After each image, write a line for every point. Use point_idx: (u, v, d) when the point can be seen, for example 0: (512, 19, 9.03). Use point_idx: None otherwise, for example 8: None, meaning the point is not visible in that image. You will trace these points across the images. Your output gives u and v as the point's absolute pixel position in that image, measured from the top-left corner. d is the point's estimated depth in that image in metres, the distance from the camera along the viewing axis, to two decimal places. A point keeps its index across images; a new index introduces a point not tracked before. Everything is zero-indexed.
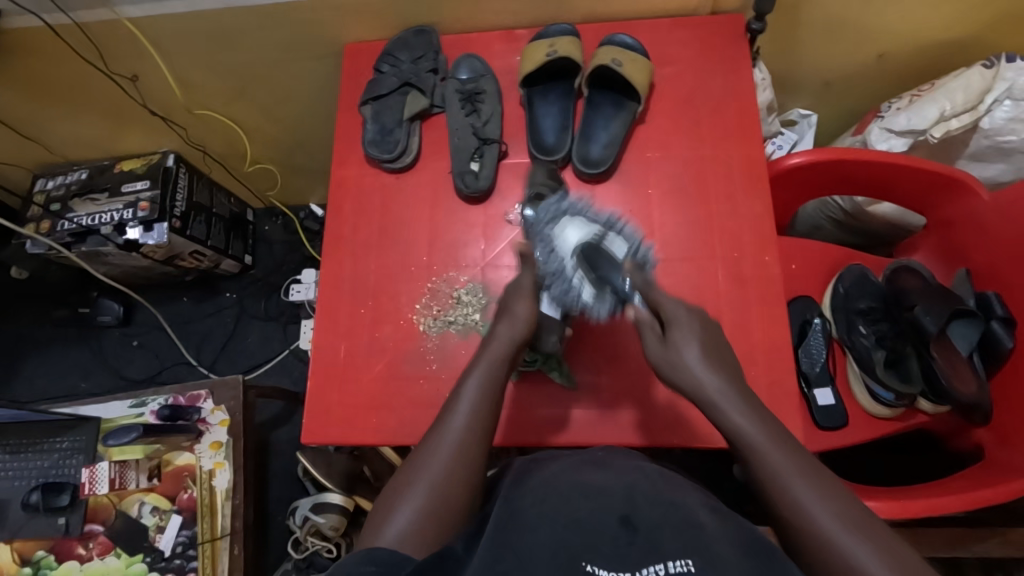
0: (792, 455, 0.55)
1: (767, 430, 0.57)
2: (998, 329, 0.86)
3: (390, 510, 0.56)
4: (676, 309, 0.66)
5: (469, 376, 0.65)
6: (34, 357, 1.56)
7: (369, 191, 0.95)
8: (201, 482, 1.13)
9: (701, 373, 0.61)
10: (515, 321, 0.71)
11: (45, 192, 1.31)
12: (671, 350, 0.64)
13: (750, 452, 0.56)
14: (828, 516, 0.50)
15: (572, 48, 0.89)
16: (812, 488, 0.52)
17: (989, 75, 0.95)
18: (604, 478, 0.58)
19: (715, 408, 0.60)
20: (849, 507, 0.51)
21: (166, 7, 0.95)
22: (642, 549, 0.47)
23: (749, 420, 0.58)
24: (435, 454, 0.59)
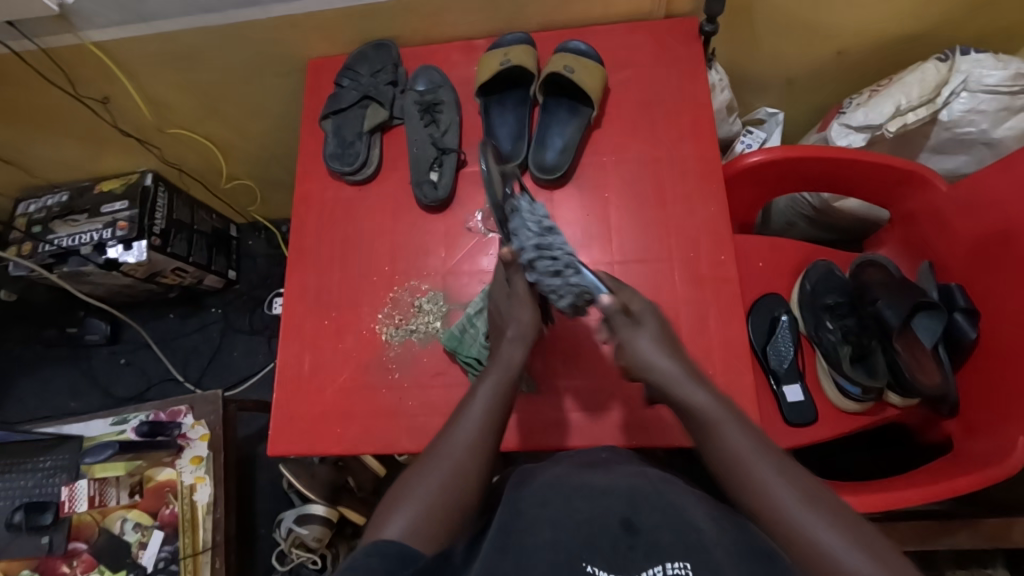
0: (747, 432, 0.63)
1: (725, 408, 0.65)
2: (961, 321, 0.86)
3: (396, 506, 0.59)
4: (644, 309, 0.73)
5: (481, 383, 0.71)
6: (24, 378, 1.58)
7: (332, 204, 0.96)
8: (181, 497, 1.13)
9: (657, 358, 0.69)
10: (521, 324, 0.75)
11: (27, 215, 1.33)
12: (627, 337, 0.71)
13: (714, 424, 0.64)
14: (774, 477, 0.58)
15: (525, 56, 0.91)
16: (765, 458, 0.60)
17: (945, 68, 0.97)
18: (610, 481, 0.61)
19: (718, 429, 0.63)
20: (788, 469, 0.59)
21: (131, 30, 0.97)
22: (642, 549, 0.50)
23: (714, 402, 0.66)
24: (444, 456, 0.63)
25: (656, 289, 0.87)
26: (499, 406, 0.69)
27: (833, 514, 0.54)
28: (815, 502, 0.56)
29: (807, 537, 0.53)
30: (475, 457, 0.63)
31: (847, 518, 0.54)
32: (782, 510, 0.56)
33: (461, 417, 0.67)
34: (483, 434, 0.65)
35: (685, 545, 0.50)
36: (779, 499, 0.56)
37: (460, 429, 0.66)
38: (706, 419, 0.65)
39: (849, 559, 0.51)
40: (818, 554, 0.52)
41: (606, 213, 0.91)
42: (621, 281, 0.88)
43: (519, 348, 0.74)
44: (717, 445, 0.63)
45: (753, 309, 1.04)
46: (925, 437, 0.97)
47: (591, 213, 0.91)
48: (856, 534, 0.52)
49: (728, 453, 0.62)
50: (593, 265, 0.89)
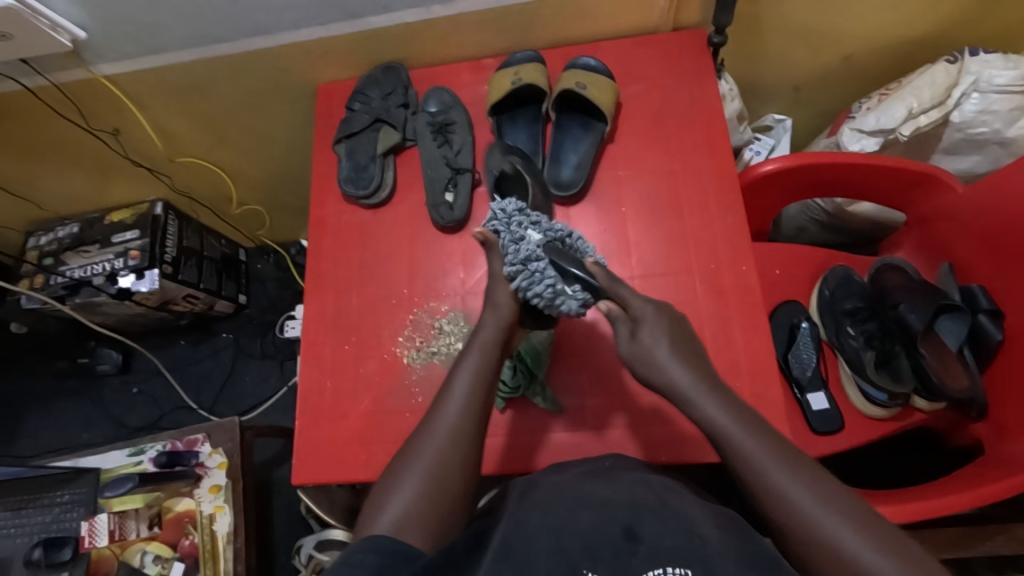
0: (753, 434, 0.62)
1: (704, 382, 0.67)
2: (986, 322, 0.85)
3: (386, 501, 0.59)
4: (644, 307, 0.71)
5: (462, 364, 0.70)
6: (36, 411, 1.57)
7: (348, 228, 0.97)
8: (201, 527, 1.11)
9: (672, 366, 0.68)
10: (496, 307, 0.75)
11: (38, 248, 1.33)
12: (641, 347, 0.70)
13: (688, 403, 0.67)
14: (759, 449, 0.61)
15: (536, 74, 0.92)
16: (751, 433, 0.62)
17: (954, 69, 0.97)
18: (609, 490, 0.58)
19: (691, 402, 0.66)
20: (767, 436, 0.62)
21: (141, 63, 0.98)
22: (643, 558, 0.49)
23: (718, 408, 0.65)
24: (431, 443, 0.63)
25: (678, 303, 0.86)
26: (483, 387, 0.68)
27: (817, 484, 0.57)
28: (795, 467, 0.59)
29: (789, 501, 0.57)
30: (459, 444, 0.63)
31: (829, 487, 0.58)
32: (764, 476, 0.59)
33: (444, 401, 0.67)
34: (465, 421, 0.65)
35: (688, 557, 0.48)
36: (768, 468, 0.59)
37: (444, 414, 0.65)
38: (680, 395, 0.67)
39: (832, 524, 0.54)
40: (805, 520, 0.56)
41: (623, 227, 0.91)
42: (642, 296, 0.87)
43: (492, 328, 0.73)
44: (699, 416, 0.66)
45: (772, 318, 1.04)
46: (955, 440, 0.96)
47: (609, 228, 0.91)
48: (838, 501, 0.56)
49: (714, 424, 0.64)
50: (612, 278, 0.89)
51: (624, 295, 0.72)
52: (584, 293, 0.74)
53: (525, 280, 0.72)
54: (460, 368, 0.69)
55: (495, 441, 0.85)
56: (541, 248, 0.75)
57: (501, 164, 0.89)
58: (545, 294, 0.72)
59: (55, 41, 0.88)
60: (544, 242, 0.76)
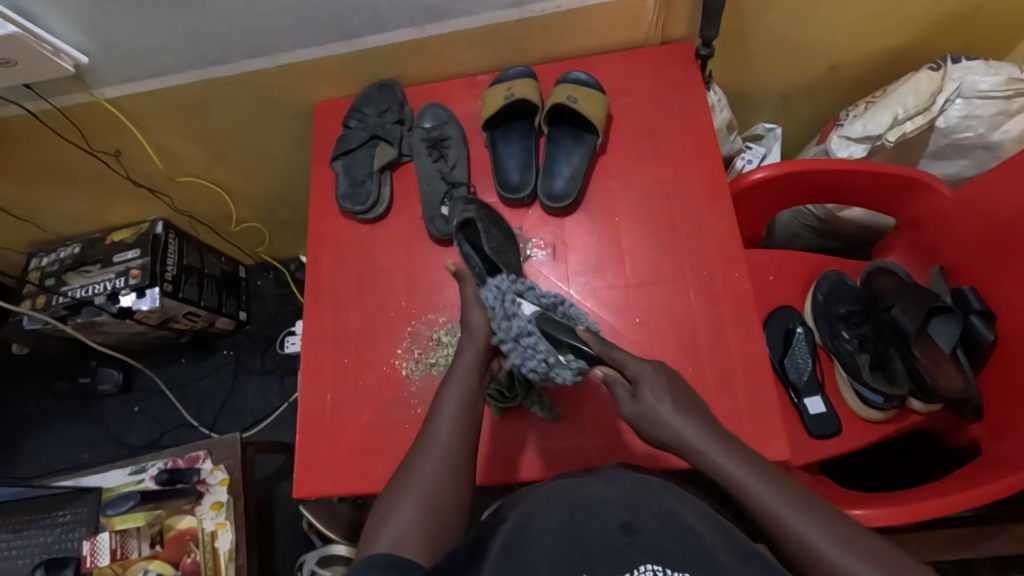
0: (730, 449, 0.66)
1: (712, 434, 0.68)
2: (977, 323, 0.85)
3: (385, 519, 0.61)
4: (640, 366, 0.72)
5: (445, 390, 0.72)
6: (37, 432, 1.57)
7: (346, 243, 0.98)
8: (203, 545, 1.11)
9: (678, 422, 0.68)
10: (472, 332, 0.78)
11: (40, 269, 1.34)
12: (643, 407, 0.70)
13: (696, 456, 0.67)
14: (775, 497, 0.62)
15: (528, 89, 0.94)
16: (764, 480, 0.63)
17: (938, 76, 0.99)
18: (606, 488, 0.59)
19: (699, 454, 0.67)
20: (775, 479, 0.63)
21: (141, 85, 1.00)
22: (640, 552, 0.50)
23: (728, 458, 0.65)
24: (420, 467, 0.65)
25: (672, 310, 0.87)
26: (466, 407, 0.70)
27: (826, 518, 0.59)
28: (803, 505, 0.61)
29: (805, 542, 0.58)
30: (447, 463, 0.65)
31: (840, 522, 0.59)
32: (781, 519, 0.60)
33: (431, 422, 0.69)
34: (451, 441, 0.67)
35: (687, 557, 0.49)
36: (782, 515, 0.60)
37: (431, 436, 0.68)
38: (685, 447, 0.68)
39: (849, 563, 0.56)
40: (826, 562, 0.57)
41: (616, 237, 0.92)
42: (637, 304, 0.88)
43: (472, 352, 0.76)
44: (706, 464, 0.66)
45: (768, 323, 1.05)
46: (953, 440, 0.96)
47: (603, 238, 0.92)
48: (849, 538, 0.58)
49: (722, 473, 0.65)
50: (605, 286, 0.90)
51: (620, 356, 0.73)
52: (577, 362, 0.77)
53: (521, 357, 0.76)
54: (444, 391, 0.72)
55: (495, 451, 0.85)
56: (532, 323, 0.78)
57: (463, 211, 0.89)
58: (538, 369, 0.76)
59: (58, 66, 0.90)
60: (536, 314, 0.80)
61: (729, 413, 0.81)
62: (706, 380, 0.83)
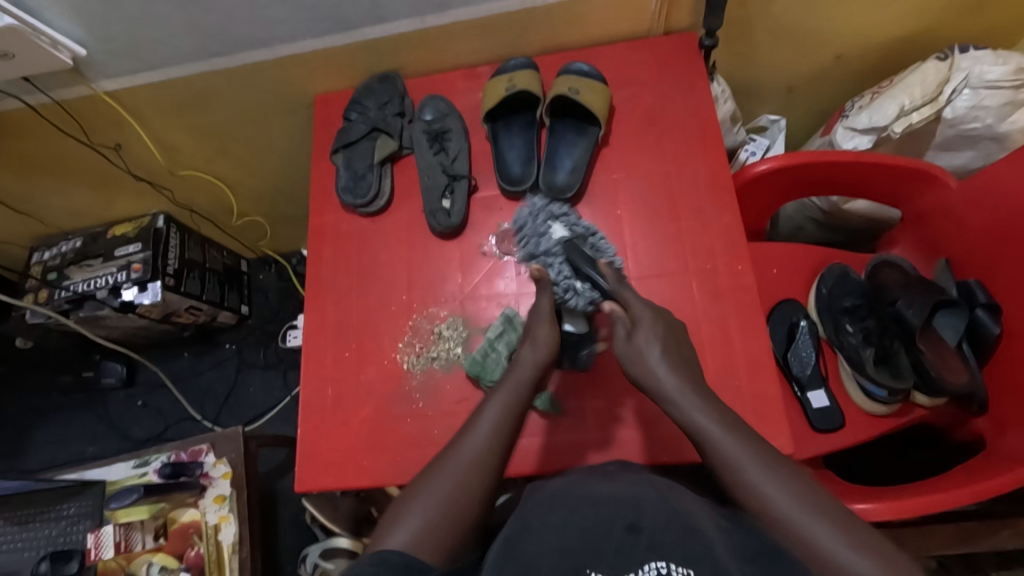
0: (717, 414, 0.63)
1: (692, 388, 0.66)
2: (983, 317, 0.84)
3: (403, 515, 0.59)
4: (643, 311, 0.73)
5: (492, 396, 0.70)
6: (41, 426, 1.57)
7: (347, 236, 0.98)
8: (207, 537, 1.12)
9: (660, 369, 0.68)
10: (537, 343, 0.76)
11: (42, 263, 1.34)
12: (633, 347, 0.70)
13: (670, 404, 0.66)
14: (741, 451, 0.60)
15: (530, 80, 0.93)
16: (733, 435, 0.61)
17: (945, 66, 0.98)
18: (611, 488, 0.59)
19: (674, 404, 0.65)
20: (747, 437, 0.61)
21: (140, 78, 1.00)
22: (646, 549, 0.49)
23: (707, 417, 0.63)
24: (452, 466, 0.63)
25: (676, 304, 0.86)
26: (509, 421, 0.68)
27: (796, 484, 0.57)
28: (776, 469, 0.58)
29: (765, 499, 0.56)
30: (481, 470, 0.63)
31: (809, 488, 0.57)
32: (743, 474, 0.58)
33: (472, 426, 0.67)
34: (492, 449, 0.65)
35: (690, 555, 0.48)
36: (746, 469, 0.58)
37: (474, 436, 0.66)
38: (665, 395, 0.67)
39: (807, 522, 0.54)
40: (782, 521, 0.55)
41: (619, 230, 0.91)
42: (640, 297, 0.88)
43: (529, 363, 0.74)
44: (686, 421, 0.64)
45: (771, 317, 1.04)
46: (957, 435, 0.95)
47: (606, 231, 0.91)
48: (812, 500, 0.56)
49: (697, 429, 0.63)
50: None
51: (624, 298, 0.75)
52: (592, 292, 0.82)
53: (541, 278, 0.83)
54: (492, 399, 0.70)
55: None
56: (558, 248, 0.84)
57: (535, 193, 0.92)
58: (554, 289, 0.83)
59: (56, 59, 0.89)
60: (565, 240, 0.85)
61: (732, 406, 0.81)
62: (709, 373, 0.83)
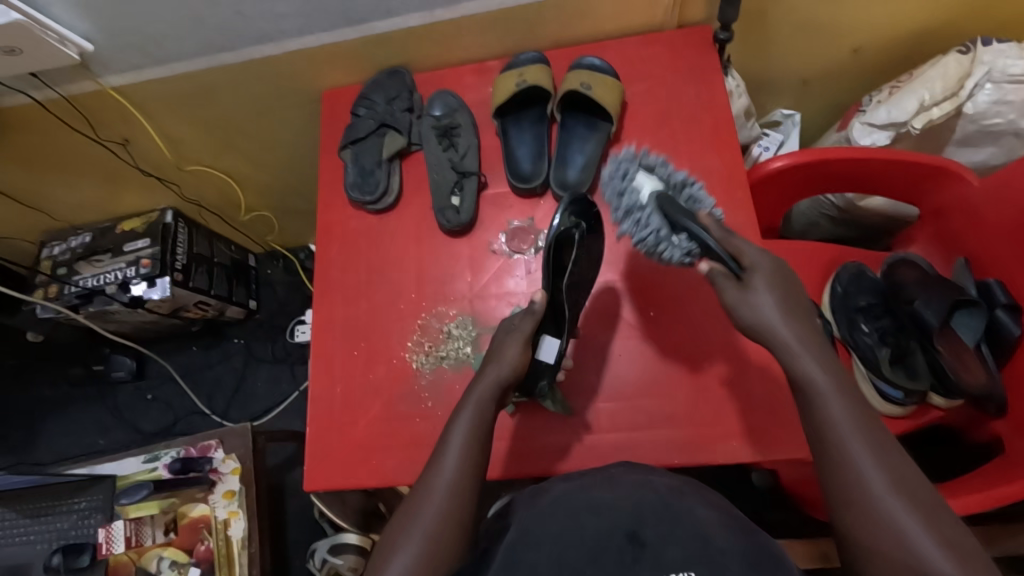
0: (821, 361, 0.62)
1: (805, 337, 0.63)
2: (1003, 317, 0.83)
3: (390, 552, 0.56)
4: (755, 259, 0.67)
5: (458, 416, 0.67)
6: (52, 419, 1.58)
7: (355, 233, 0.97)
8: (216, 532, 1.11)
9: (778, 322, 0.64)
10: (501, 362, 0.71)
11: (51, 257, 1.34)
12: (747, 296, 0.65)
13: (777, 346, 0.64)
14: (841, 413, 0.59)
15: (540, 75, 0.92)
16: (841, 399, 0.60)
17: (967, 60, 0.95)
18: (613, 492, 0.55)
19: (788, 349, 0.63)
20: (853, 402, 0.60)
21: (147, 73, 0.99)
22: (649, 564, 0.48)
23: (820, 368, 0.61)
24: (430, 492, 0.61)
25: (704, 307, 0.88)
26: (478, 436, 0.66)
27: (887, 455, 0.56)
28: (874, 441, 0.57)
29: (857, 471, 0.56)
30: (458, 493, 0.60)
31: (901, 467, 0.56)
32: (843, 445, 0.58)
33: (440, 457, 0.64)
34: (469, 467, 0.63)
35: (694, 560, 0.48)
36: (845, 435, 0.58)
37: (446, 464, 0.63)
38: (768, 340, 0.65)
39: (888, 502, 0.53)
40: (861, 486, 0.55)
41: None
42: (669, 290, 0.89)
43: (492, 380, 0.70)
44: (790, 364, 0.63)
45: None
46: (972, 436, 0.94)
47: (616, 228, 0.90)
48: (920, 500, 0.53)
49: (805, 377, 0.62)
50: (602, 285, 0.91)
51: (736, 244, 0.68)
52: (689, 244, 0.72)
53: (634, 226, 0.76)
54: (456, 420, 0.67)
55: (509, 445, 0.85)
56: (651, 202, 0.75)
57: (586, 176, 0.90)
58: (652, 238, 0.74)
59: (64, 54, 0.89)
60: (655, 194, 0.76)
61: None
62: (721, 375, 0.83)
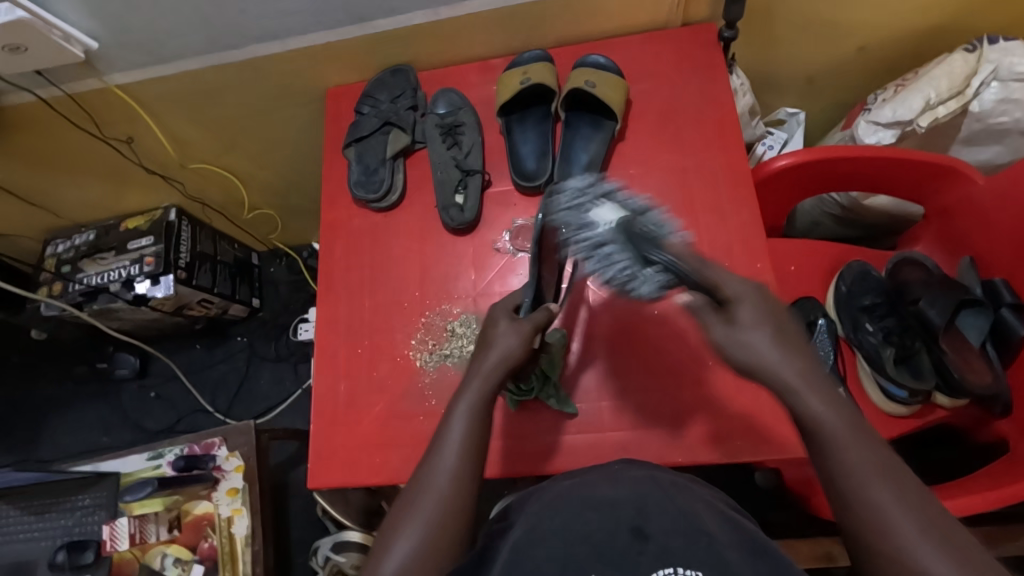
0: (828, 395, 0.56)
1: (807, 370, 0.56)
2: (1008, 317, 0.82)
3: (392, 543, 0.57)
4: (740, 288, 0.60)
5: (461, 397, 0.67)
6: (56, 417, 1.59)
7: (359, 231, 0.97)
8: (220, 530, 1.11)
9: (769, 354, 0.57)
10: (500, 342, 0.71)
11: (56, 256, 1.35)
12: (735, 334, 0.58)
13: (775, 384, 0.57)
14: (861, 456, 0.52)
15: (545, 73, 0.91)
16: (858, 441, 0.53)
17: (973, 58, 0.94)
18: (613, 489, 0.55)
19: (791, 390, 0.56)
20: (870, 440, 0.53)
21: (150, 71, 0.99)
22: (653, 557, 0.47)
23: (824, 404, 0.55)
24: (433, 483, 0.60)
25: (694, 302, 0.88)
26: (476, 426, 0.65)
27: (922, 501, 0.50)
28: (903, 486, 0.50)
29: (877, 506, 0.50)
30: (461, 484, 0.60)
31: (927, 503, 0.50)
32: (869, 495, 0.50)
33: (443, 445, 0.63)
34: (476, 459, 0.63)
35: (697, 556, 0.47)
36: (866, 479, 0.51)
37: (448, 451, 0.63)
38: (771, 378, 0.57)
39: (932, 554, 0.46)
40: (899, 541, 0.48)
41: None
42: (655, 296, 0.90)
43: (495, 357, 0.69)
44: (791, 403, 0.56)
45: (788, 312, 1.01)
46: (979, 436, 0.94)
47: None
48: (966, 550, 0.47)
49: (813, 418, 0.55)
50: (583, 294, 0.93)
51: (713, 275, 0.60)
52: (663, 276, 0.63)
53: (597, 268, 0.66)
54: (460, 403, 0.66)
55: (513, 444, 0.85)
56: (613, 235, 0.66)
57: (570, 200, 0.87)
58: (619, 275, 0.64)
59: (69, 52, 0.89)
60: (619, 221, 0.67)
61: None
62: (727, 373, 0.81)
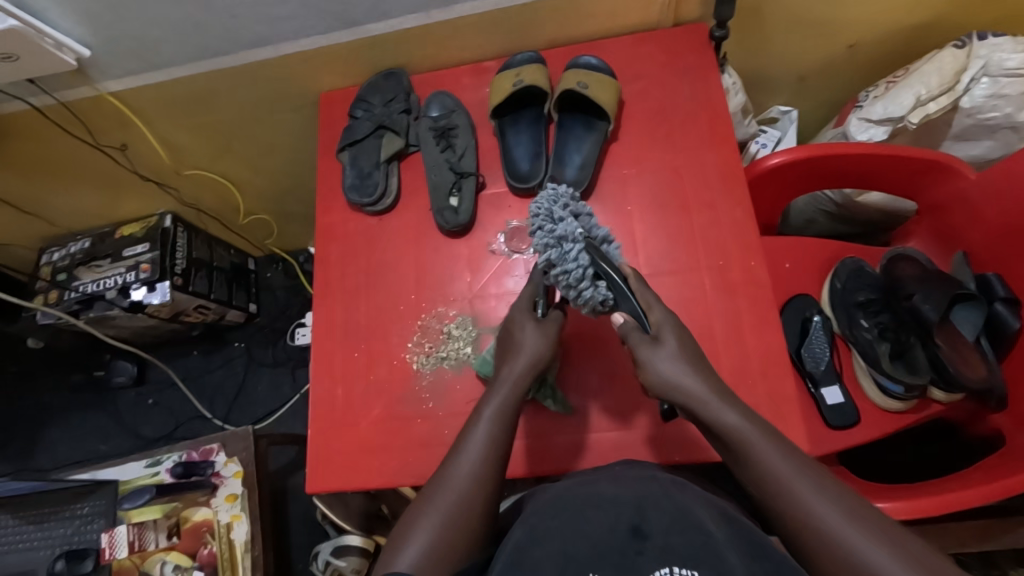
0: (739, 406, 0.64)
1: (716, 388, 0.66)
2: (1002, 311, 0.83)
3: (401, 545, 0.59)
4: (663, 316, 0.70)
5: (485, 404, 0.69)
6: (54, 425, 1.58)
7: (354, 235, 0.97)
8: (219, 536, 1.11)
9: (683, 375, 0.65)
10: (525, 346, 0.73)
11: (51, 264, 1.34)
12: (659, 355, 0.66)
13: (686, 397, 0.65)
14: (780, 458, 0.60)
15: (538, 75, 0.92)
16: (772, 443, 0.61)
17: (963, 54, 0.95)
18: (614, 487, 0.56)
19: (704, 404, 0.64)
20: (782, 442, 0.61)
21: (143, 78, 0.99)
22: (652, 557, 0.48)
23: (738, 415, 0.63)
24: (445, 487, 0.62)
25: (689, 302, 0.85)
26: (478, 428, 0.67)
27: (834, 489, 0.57)
28: (816, 477, 0.58)
29: (800, 500, 0.57)
30: (468, 489, 0.62)
31: (848, 497, 0.57)
32: (793, 490, 0.58)
33: (462, 450, 0.66)
34: (483, 463, 0.64)
35: (694, 554, 0.48)
36: (786, 477, 0.59)
37: (465, 457, 0.64)
38: (683, 394, 0.65)
39: (853, 535, 0.54)
40: (824, 531, 0.55)
41: (630, 226, 0.90)
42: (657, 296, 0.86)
43: (524, 363, 0.72)
44: (708, 417, 0.64)
45: (785, 309, 1.03)
46: (975, 430, 0.94)
47: (614, 224, 0.90)
48: (878, 525, 0.54)
49: (729, 429, 0.63)
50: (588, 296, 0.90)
51: (645, 299, 0.71)
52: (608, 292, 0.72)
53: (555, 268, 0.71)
54: (484, 407, 0.69)
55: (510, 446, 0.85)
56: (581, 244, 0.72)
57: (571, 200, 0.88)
58: (570, 279, 0.71)
59: (61, 60, 0.89)
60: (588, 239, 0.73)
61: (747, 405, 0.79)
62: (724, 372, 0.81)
